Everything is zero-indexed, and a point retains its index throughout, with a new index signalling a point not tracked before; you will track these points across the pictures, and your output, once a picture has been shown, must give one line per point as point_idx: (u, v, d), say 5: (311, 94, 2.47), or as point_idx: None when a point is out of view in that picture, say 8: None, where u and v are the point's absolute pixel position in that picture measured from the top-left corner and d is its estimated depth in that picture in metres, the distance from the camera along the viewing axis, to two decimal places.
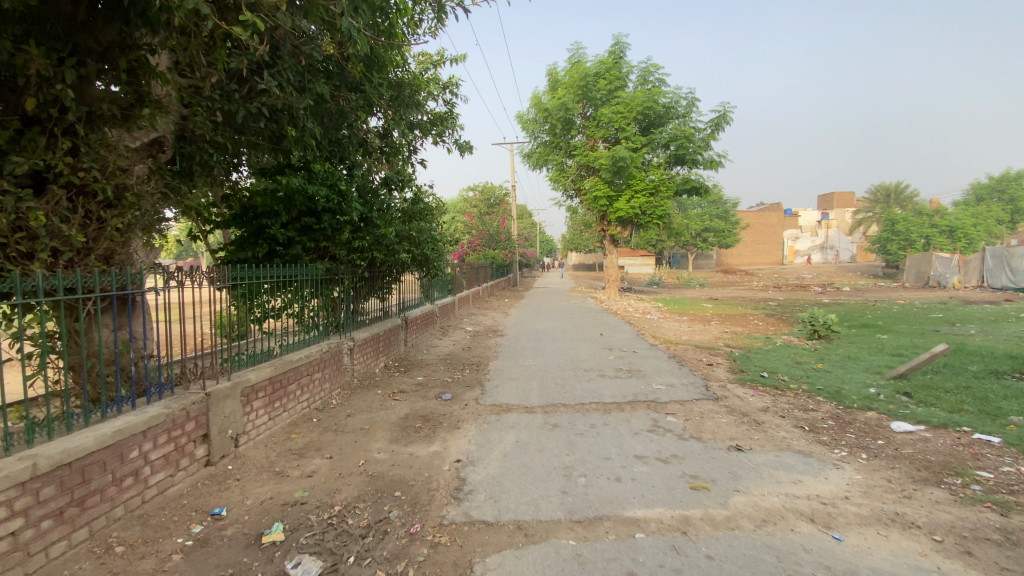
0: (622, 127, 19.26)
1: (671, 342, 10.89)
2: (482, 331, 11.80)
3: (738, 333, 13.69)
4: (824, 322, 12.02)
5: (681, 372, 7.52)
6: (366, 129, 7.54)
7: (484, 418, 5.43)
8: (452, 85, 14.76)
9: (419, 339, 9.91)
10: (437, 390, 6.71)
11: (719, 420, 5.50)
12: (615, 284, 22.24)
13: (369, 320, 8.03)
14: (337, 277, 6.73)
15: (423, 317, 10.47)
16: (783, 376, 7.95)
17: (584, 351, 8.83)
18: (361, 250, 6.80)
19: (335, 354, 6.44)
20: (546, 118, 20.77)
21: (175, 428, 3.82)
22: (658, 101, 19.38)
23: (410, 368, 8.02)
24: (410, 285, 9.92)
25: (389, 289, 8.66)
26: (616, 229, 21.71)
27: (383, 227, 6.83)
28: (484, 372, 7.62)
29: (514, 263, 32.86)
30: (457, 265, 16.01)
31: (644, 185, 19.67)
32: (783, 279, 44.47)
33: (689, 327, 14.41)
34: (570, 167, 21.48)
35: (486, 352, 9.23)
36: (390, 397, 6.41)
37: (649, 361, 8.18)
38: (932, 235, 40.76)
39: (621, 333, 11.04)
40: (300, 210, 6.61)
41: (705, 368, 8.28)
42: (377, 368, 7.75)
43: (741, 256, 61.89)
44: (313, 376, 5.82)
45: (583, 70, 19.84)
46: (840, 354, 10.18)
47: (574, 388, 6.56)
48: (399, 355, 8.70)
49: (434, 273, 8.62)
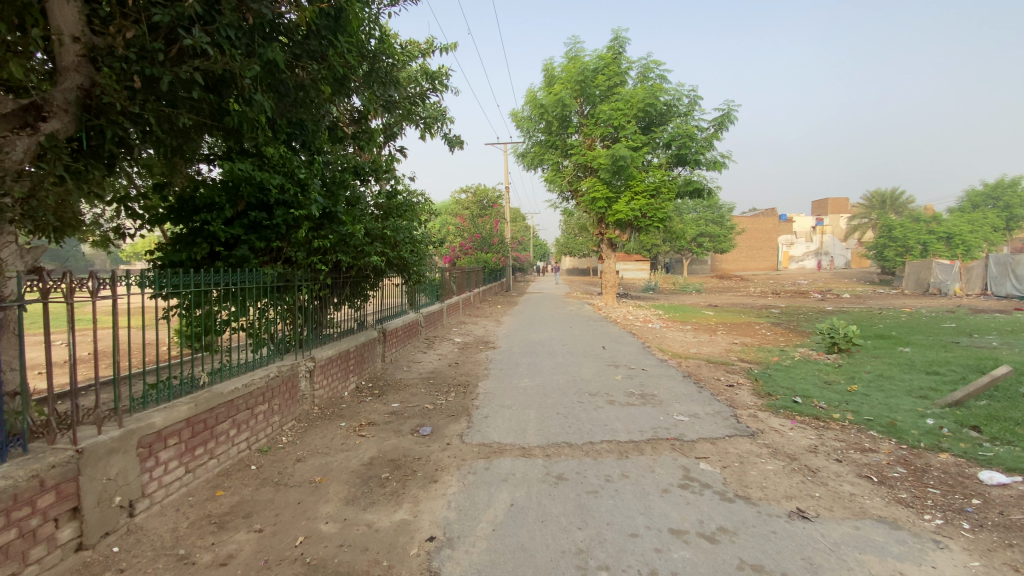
0: (622, 125, 18.21)
1: (681, 357, 9.80)
2: (471, 343, 10.61)
3: (750, 346, 12.64)
4: (845, 335, 11.00)
5: (702, 398, 6.41)
6: (337, 111, 6.41)
7: (469, 466, 4.27)
8: (441, 75, 13.61)
9: (399, 354, 8.72)
10: (414, 422, 5.52)
11: (765, 468, 4.39)
12: (612, 290, 21.17)
13: (337, 333, 6.84)
14: (295, 285, 5.55)
15: (405, 328, 9.28)
16: (817, 400, 6.86)
17: (587, 370, 7.73)
18: (323, 252, 5.61)
19: (288, 381, 5.23)
20: (541, 115, 19.67)
21: (18, 507, 2.66)
22: (659, 98, 18.34)
23: (385, 391, 6.81)
24: (389, 292, 8.73)
25: (362, 297, 7.47)
26: (614, 232, 20.64)
27: (349, 224, 5.60)
28: (471, 397, 6.46)
29: (507, 268, 31.68)
30: (446, 269, 14.82)
31: (644, 186, 18.60)
32: (781, 285, 43.56)
33: (695, 338, 13.33)
34: (566, 167, 20.41)
35: (475, 370, 8.06)
36: (355, 432, 5.22)
37: (662, 382, 7.08)
38: (931, 242, 40.07)
39: (625, 346, 9.95)
40: (248, 203, 5.40)
41: (726, 390, 7.18)
42: (346, 391, 6.55)
43: (736, 261, 61.24)
44: (254, 411, 4.62)
45: (581, 64, 18.79)
46: (871, 372, 9.11)
47: (580, 420, 5.41)
48: (374, 374, 7.52)
49: (416, 279, 7.42)
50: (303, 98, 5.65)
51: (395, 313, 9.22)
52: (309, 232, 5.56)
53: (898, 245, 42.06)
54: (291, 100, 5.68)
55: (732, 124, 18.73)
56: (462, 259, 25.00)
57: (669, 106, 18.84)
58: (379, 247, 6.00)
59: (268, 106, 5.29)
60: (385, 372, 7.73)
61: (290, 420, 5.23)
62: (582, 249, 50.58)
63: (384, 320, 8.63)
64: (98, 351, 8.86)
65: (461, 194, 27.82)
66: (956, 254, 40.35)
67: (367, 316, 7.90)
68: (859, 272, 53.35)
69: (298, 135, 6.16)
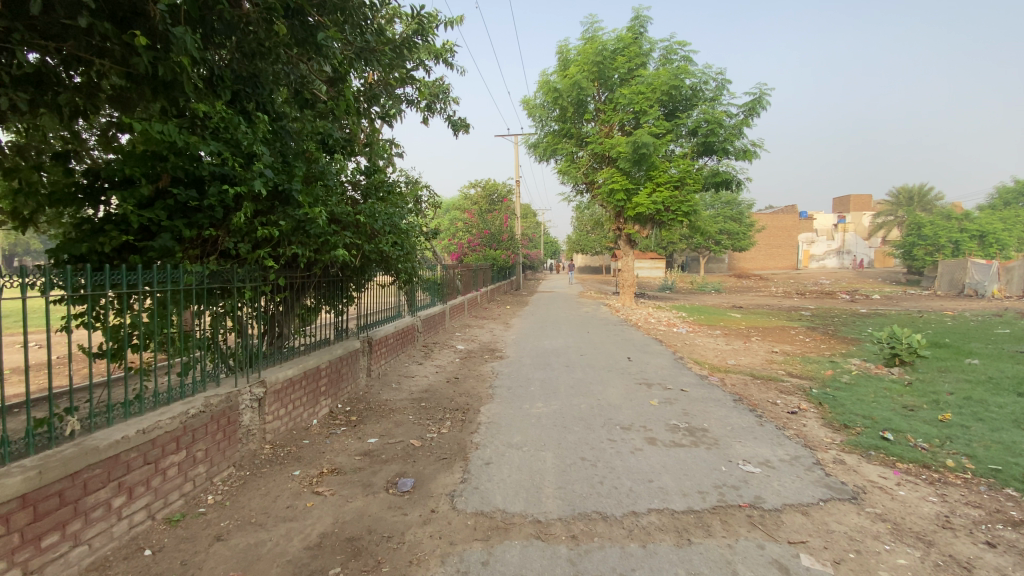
0: (643, 109, 16.67)
1: (720, 371, 8.34)
2: (475, 351, 9.20)
3: (792, 355, 11.11)
4: (908, 345, 9.46)
5: (766, 436, 4.96)
6: (304, 68, 5.01)
7: (460, 558, 2.89)
8: (444, 51, 12.23)
9: (391, 368, 7.36)
10: (392, 470, 4.13)
11: (896, 562, 2.99)
12: (630, 290, 19.70)
13: (306, 346, 5.51)
14: (241, 285, 4.18)
15: (398, 335, 7.91)
16: (912, 437, 5.37)
17: (614, 391, 6.30)
18: (273, 244, 4.19)
19: (223, 416, 3.90)
20: (555, 101, 18.14)
21: None
22: (684, 81, 16.80)
23: (364, 419, 5.42)
24: (377, 293, 7.37)
25: (337, 298, 6.10)
26: (633, 228, 19.09)
27: (308, 206, 4.15)
28: (470, 429, 5.07)
29: (517, 265, 30.26)
30: (449, 267, 13.43)
31: (667, 177, 17.06)
32: (802, 285, 41.49)
33: (728, 346, 11.80)
34: (581, 158, 18.92)
35: (478, 388, 6.67)
36: (309, 487, 3.85)
37: (709, 409, 5.69)
38: (963, 240, 37.92)
39: (654, 358, 8.50)
40: (172, 176, 4.02)
41: (791, 420, 5.73)
42: (314, 420, 5.20)
43: (754, 260, 59.20)
44: (160, 465, 3.30)
45: (599, 45, 17.24)
46: (953, 393, 7.55)
47: (615, 473, 3.99)
48: (354, 394, 6.16)
49: (407, 278, 5.98)
50: (249, 42, 4.27)
51: (386, 318, 7.85)
52: (256, 216, 4.18)
53: (928, 243, 39.98)
54: (237, 43, 4.34)
55: (764, 110, 17.13)
56: (469, 257, 23.64)
57: (694, 91, 17.30)
58: (355, 239, 4.57)
59: (195, 46, 3.97)
60: (370, 391, 6.37)
61: (222, 469, 3.89)
62: (595, 248, 48.95)
63: (371, 328, 7.25)
64: (41, 363, 7.59)
65: (469, 189, 26.35)
66: (991, 254, 38.12)
67: (347, 323, 6.55)
68: (884, 271, 51.14)
69: (249, 94, 4.76)
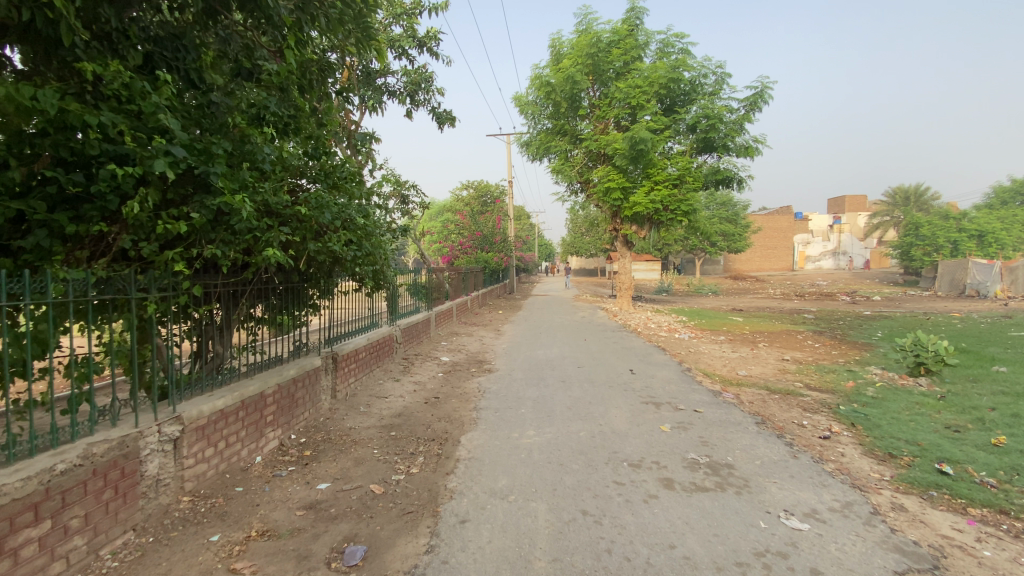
0: (640, 104, 15.84)
1: (733, 385, 7.48)
2: (461, 363, 8.29)
3: (806, 364, 10.25)
4: (936, 353, 8.62)
5: (803, 475, 4.08)
6: (243, 29, 4.10)
7: None
8: (429, 39, 11.37)
9: (362, 386, 6.45)
10: (339, 532, 3.22)
11: None
12: (627, 293, 18.88)
13: (249, 367, 4.58)
14: (151, 296, 3.27)
15: (372, 348, 6.99)
16: (973, 469, 4.49)
17: (618, 414, 5.41)
18: (188, 243, 3.29)
19: (113, 468, 3.00)
20: (548, 96, 17.30)
21: None
22: (682, 74, 15.99)
23: (319, 455, 4.50)
24: (346, 302, 6.44)
25: (289, 306, 5.20)
26: (630, 228, 18.23)
27: (231, 193, 3.24)
28: (446, 467, 4.17)
29: (510, 268, 29.36)
30: (436, 272, 12.50)
31: (665, 175, 16.24)
32: (800, 287, 40.81)
33: (736, 354, 10.95)
34: (575, 156, 18.08)
35: (461, 410, 5.75)
36: (227, 560, 2.94)
37: (730, 437, 4.82)
38: (962, 240, 37.36)
39: (659, 370, 7.61)
40: (52, 156, 3.11)
41: (827, 449, 4.85)
42: (257, 458, 4.28)
43: (750, 262, 58.59)
44: (3, 548, 2.40)
45: (593, 37, 16.42)
46: (997, 408, 6.70)
47: (624, 534, 3.10)
48: (313, 421, 5.24)
49: (373, 283, 5.04)
50: None
51: (357, 329, 6.93)
52: (164, 208, 3.29)
53: (925, 243, 39.42)
54: None
55: (766, 104, 16.37)
56: (460, 259, 22.73)
57: (693, 85, 16.52)
58: (298, 236, 3.67)
59: None
60: (333, 416, 5.44)
61: (114, 537, 2.99)
62: (590, 250, 48.22)
63: (338, 341, 6.33)
64: None
65: (461, 190, 25.47)
66: (990, 254, 37.64)
67: (306, 336, 5.63)
68: (881, 273, 50.59)
69: (165, 58, 3.81)
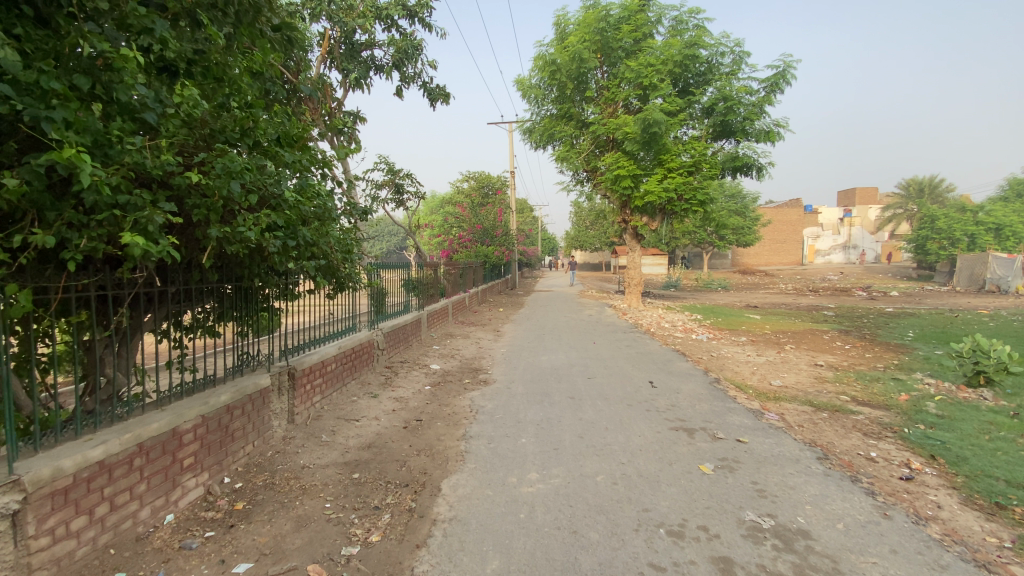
0: (653, 84, 14.59)
1: (771, 401, 6.34)
2: (453, 372, 7.15)
3: (843, 371, 9.08)
4: (1001, 361, 7.44)
5: (908, 550, 2.95)
6: None
7: None
8: (421, 8, 10.18)
9: (330, 405, 5.33)
10: None
11: None
12: (636, 289, 17.70)
13: (160, 395, 3.47)
14: None
15: (344, 358, 5.85)
16: None
17: (643, 447, 4.29)
18: (14, 225, 2.17)
19: None
20: (552, 78, 16.01)
21: None
22: (698, 52, 14.72)
23: (249, 512, 3.40)
24: (309, 305, 5.29)
25: (222, 312, 4.08)
26: (639, 219, 16.96)
27: (70, 149, 2.10)
28: (418, 533, 3.07)
29: (512, 263, 28.22)
30: (430, 267, 11.37)
31: (679, 163, 14.99)
32: (810, 282, 39.45)
33: (761, 358, 9.79)
34: (582, 143, 16.85)
35: (446, 437, 4.64)
36: None
37: (793, 485, 3.68)
38: (979, 233, 35.89)
39: (684, 383, 6.47)
40: None
41: (916, 499, 3.73)
42: (162, 520, 3.19)
43: (758, 256, 57.20)
44: None
45: (600, 12, 15.14)
46: None
47: None
48: (257, 457, 4.13)
49: (325, 283, 3.91)
50: None
51: (327, 335, 5.80)
52: None
53: (940, 236, 37.97)
54: None
55: (788, 85, 15.11)
56: (459, 254, 21.51)
57: (709, 64, 15.27)
58: (198, 217, 2.56)
59: None
60: (285, 449, 4.34)
61: None
62: (595, 245, 46.88)
63: (299, 351, 5.20)
64: None
65: (461, 182, 24.28)
66: (1008, 248, 36.24)
67: (253, 346, 4.53)
68: (894, 267, 49.08)
69: None
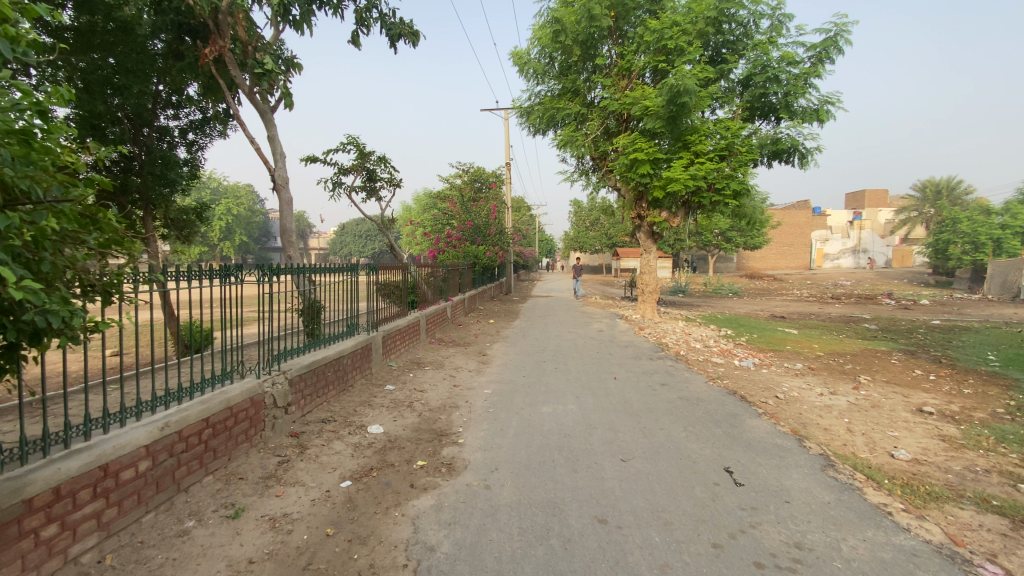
0: (679, 47, 11.94)
1: (942, 510, 3.66)
2: (402, 441, 4.42)
3: (968, 424, 6.39)
4: None
5: None
6: None
7: None
8: None
9: (116, 559, 2.61)
10: None
11: None
12: (651, 297, 15.02)
13: None
14: None
15: (179, 444, 3.18)
16: None
17: None
18: None
19: None
20: (554, 44, 13.35)
21: None
22: (732, 10, 12.14)
23: None
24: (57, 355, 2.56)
25: None
26: (656, 214, 14.27)
27: None
28: None
29: (509, 264, 25.60)
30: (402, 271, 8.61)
31: (707, 146, 12.34)
32: (824, 288, 36.83)
33: (845, 400, 7.10)
34: (590, 124, 14.14)
35: None
36: None
37: None
38: (1005, 238, 32.98)
39: (789, 477, 3.78)
40: None
41: None
42: None
43: (764, 259, 54.79)
44: None
45: None
46: None
47: None
48: None
49: None
50: None
51: (148, 402, 3.12)
52: None
53: (963, 240, 35.32)
54: None
55: (840, 53, 12.53)
56: (447, 255, 18.78)
57: (742, 28, 12.72)
58: None
59: None
60: None
61: None
62: (595, 246, 43.97)
63: (50, 447, 2.54)
64: None
65: (449, 175, 21.57)
66: None
67: None
68: (908, 272, 46.57)
69: None
